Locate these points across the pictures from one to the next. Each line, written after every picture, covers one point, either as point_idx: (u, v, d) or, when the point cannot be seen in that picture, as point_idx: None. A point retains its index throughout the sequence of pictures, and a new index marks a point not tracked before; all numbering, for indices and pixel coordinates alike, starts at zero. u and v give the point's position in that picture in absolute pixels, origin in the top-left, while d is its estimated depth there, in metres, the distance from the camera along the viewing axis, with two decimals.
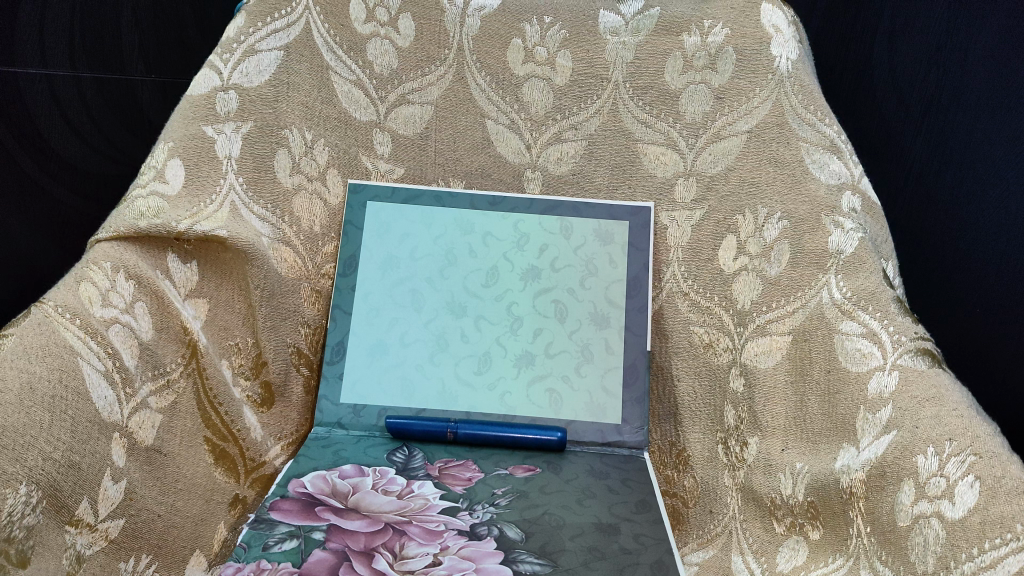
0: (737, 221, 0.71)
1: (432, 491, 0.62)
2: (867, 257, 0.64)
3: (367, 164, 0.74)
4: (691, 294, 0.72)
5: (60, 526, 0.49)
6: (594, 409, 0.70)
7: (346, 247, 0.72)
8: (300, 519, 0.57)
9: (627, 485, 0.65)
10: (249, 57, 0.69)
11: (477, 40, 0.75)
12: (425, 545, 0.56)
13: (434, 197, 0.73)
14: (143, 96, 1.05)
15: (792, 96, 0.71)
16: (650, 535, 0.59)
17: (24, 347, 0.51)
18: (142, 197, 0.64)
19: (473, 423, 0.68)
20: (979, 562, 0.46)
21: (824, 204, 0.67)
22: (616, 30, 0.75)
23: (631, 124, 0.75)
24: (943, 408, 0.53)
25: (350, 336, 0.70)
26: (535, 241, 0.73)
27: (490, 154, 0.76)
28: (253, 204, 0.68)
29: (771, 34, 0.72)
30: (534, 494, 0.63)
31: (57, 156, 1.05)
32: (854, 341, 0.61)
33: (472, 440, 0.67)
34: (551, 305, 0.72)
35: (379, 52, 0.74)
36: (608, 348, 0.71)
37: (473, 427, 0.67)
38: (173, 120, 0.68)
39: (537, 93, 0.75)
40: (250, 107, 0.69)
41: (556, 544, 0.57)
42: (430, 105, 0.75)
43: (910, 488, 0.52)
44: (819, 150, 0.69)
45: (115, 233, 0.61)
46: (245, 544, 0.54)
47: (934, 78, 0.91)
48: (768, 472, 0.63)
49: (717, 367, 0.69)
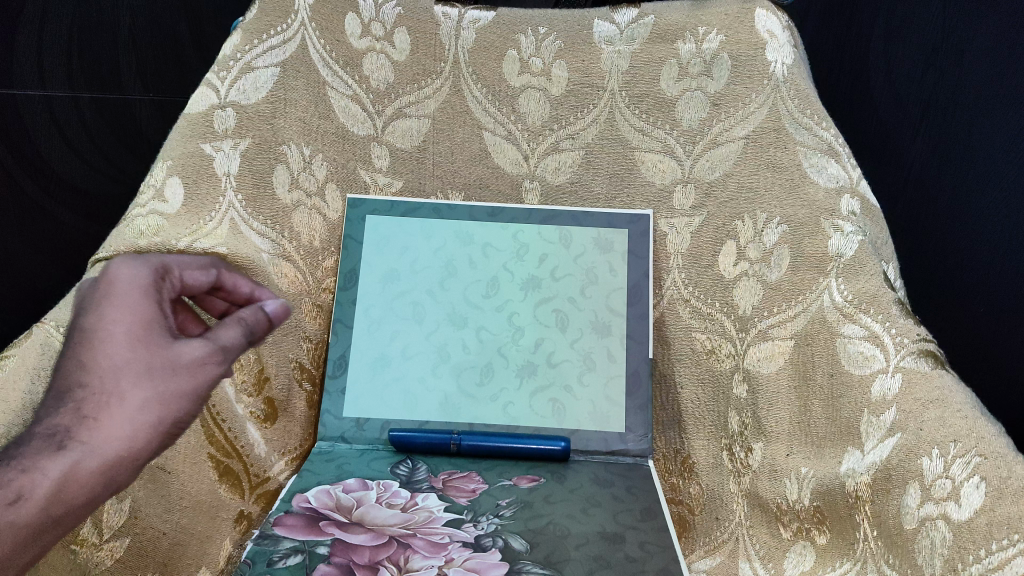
0: (736, 226, 0.71)
1: (437, 503, 0.62)
2: (869, 260, 0.63)
3: (366, 178, 0.75)
4: (692, 300, 0.72)
5: (64, 545, 0.51)
6: (598, 418, 0.70)
7: (346, 261, 0.72)
8: (304, 533, 0.57)
9: (632, 493, 0.65)
10: (246, 75, 0.69)
11: (472, 52, 0.76)
12: (430, 558, 0.55)
13: (432, 209, 0.74)
14: (141, 115, 1.06)
15: (789, 100, 0.70)
16: (656, 543, 0.59)
17: (27, 367, 0.52)
18: (141, 215, 0.64)
19: (476, 434, 0.68)
20: (987, 564, 0.46)
21: (823, 208, 0.66)
22: (610, 39, 0.76)
23: (627, 132, 0.75)
24: (948, 409, 0.53)
25: (352, 349, 0.70)
26: (535, 250, 0.73)
27: (488, 166, 0.76)
28: (252, 220, 0.68)
29: (766, 40, 0.72)
30: (539, 504, 0.62)
31: (58, 176, 1.05)
32: (856, 344, 0.61)
33: (478, 449, 0.67)
34: (551, 314, 0.72)
35: (375, 67, 0.75)
36: (610, 357, 0.71)
37: (477, 438, 0.67)
38: (172, 139, 0.69)
39: (533, 104, 0.76)
40: (248, 124, 0.69)
41: (561, 554, 0.57)
42: (427, 118, 0.76)
43: (915, 490, 0.52)
44: (817, 154, 0.68)
45: (115, 252, 0.61)
46: (249, 560, 0.54)
47: (931, 79, 0.93)
48: (773, 477, 0.63)
49: (719, 373, 0.69)
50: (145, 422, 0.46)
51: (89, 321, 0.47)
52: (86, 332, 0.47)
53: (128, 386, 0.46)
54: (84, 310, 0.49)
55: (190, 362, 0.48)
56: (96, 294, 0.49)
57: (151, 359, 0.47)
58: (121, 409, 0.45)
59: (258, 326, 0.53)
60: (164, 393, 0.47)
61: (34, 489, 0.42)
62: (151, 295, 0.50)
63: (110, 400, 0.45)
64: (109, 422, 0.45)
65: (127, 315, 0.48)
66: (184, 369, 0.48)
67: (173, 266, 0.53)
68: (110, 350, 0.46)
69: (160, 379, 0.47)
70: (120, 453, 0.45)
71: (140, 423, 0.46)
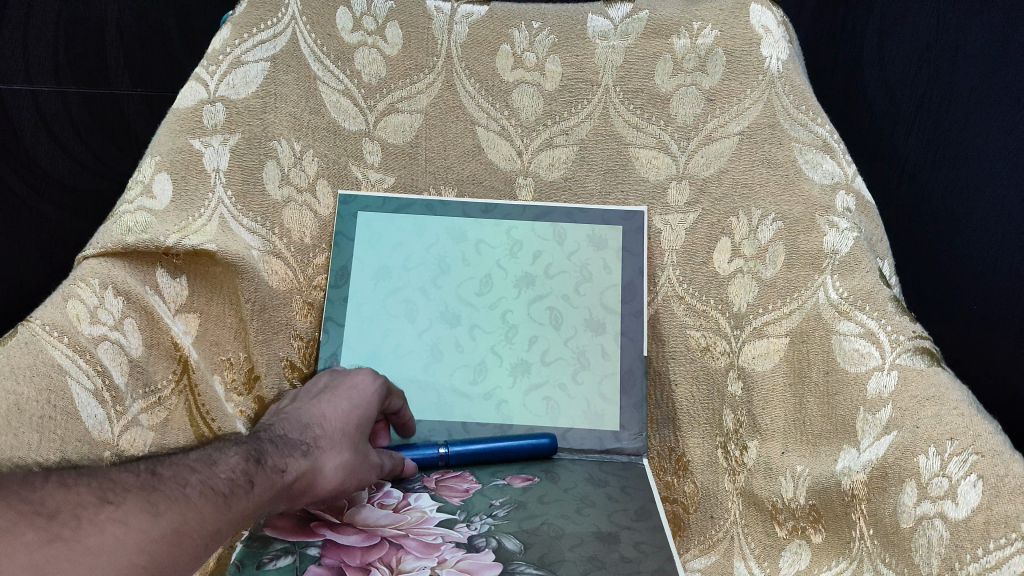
0: (732, 223, 0.70)
1: (429, 503, 0.61)
2: (864, 257, 0.62)
3: (357, 174, 0.74)
4: (686, 297, 0.71)
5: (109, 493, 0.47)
6: (592, 416, 0.69)
7: (338, 258, 0.72)
8: (295, 534, 0.56)
9: (627, 492, 0.64)
10: (236, 69, 0.68)
11: (464, 47, 0.75)
12: (422, 559, 0.55)
13: (424, 205, 0.73)
14: (130, 110, 1.05)
15: (784, 96, 0.69)
16: (651, 543, 0.58)
17: (13, 367, 0.50)
18: (129, 212, 0.63)
19: (460, 442, 0.66)
20: (984, 563, 0.46)
21: (818, 204, 0.65)
22: (605, 34, 0.75)
23: (621, 128, 0.74)
24: (944, 406, 0.53)
25: (344, 348, 0.70)
26: (528, 248, 0.73)
27: (481, 162, 0.75)
28: (242, 217, 0.67)
29: (761, 35, 0.71)
30: (532, 504, 0.62)
31: (45, 174, 1.04)
32: (852, 342, 0.60)
33: (468, 454, 0.66)
34: (545, 311, 0.72)
35: (367, 61, 0.73)
36: (605, 355, 0.70)
37: (467, 445, 0.66)
38: (159, 134, 0.67)
39: (527, 99, 0.75)
40: (237, 119, 0.68)
41: (556, 555, 0.56)
42: (419, 114, 0.75)
43: (912, 489, 0.52)
44: (812, 150, 0.68)
45: (103, 250, 0.60)
46: (239, 562, 0.54)
47: (924, 76, 0.92)
48: (768, 475, 0.63)
49: (714, 370, 0.69)
50: (335, 478, 0.52)
51: (333, 400, 0.57)
52: (325, 401, 0.56)
53: (340, 448, 0.53)
54: (327, 386, 0.59)
55: (375, 462, 0.56)
56: (339, 386, 0.59)
57: (358, 444, 0.55)
58: (331, 458, 0.51)
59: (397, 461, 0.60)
60: (353, 472, 0.53)
61: (286, 470, 0.48)
62: (378, 403, 0.59)
63: (326, 444, 0.52)
64: (326, 463, 0.51)
65: (361, 403, 0.58)
66: (365, 466, 0.54)
67: (392, 392, 0.63)
68: (341, 416, 0.55)
69: (357, 457, 0.54)
70: (317, 490, 0.50)
71: (333, 478, 0.51)
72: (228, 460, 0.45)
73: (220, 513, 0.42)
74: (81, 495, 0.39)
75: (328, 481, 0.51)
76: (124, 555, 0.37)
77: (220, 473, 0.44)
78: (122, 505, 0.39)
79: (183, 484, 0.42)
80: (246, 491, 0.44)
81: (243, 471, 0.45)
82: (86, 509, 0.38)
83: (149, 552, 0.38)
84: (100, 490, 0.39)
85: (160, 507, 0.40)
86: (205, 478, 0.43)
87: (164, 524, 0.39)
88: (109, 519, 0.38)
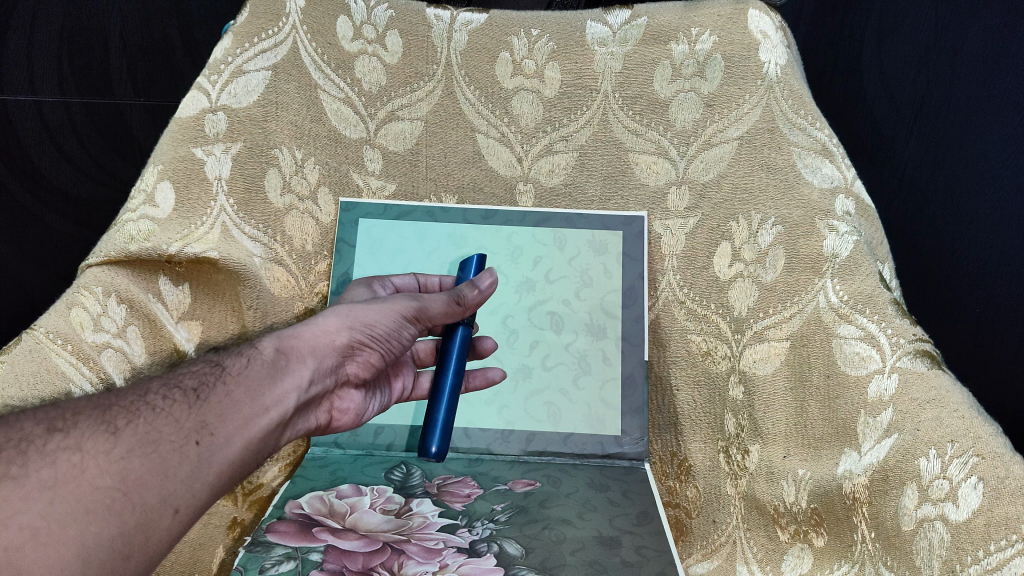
0: (731, 228, 0.69)
1: (431, 508, 0.62)
2: (864, 260, 0.63)
3: (359, 181, 0.74)
4: (687, 302, 0.71)
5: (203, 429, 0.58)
6: (593, 421, 0.69)
7: (339, 265, 0.72)
8: (298, 540, 0.57)
9: (628, 497, 0.64)
10: (237, 78, 0.69)
11: (465, 54, 0.75)
12: (424, 563, 0.56)
13: (425, 212, 0.74)
14: (133, 119, 1.05)
15: (783, 101, 0.70)
16: (652, 548, 0.59)
17: (16, 375, 0.53)
18: (131, 220, 0.63)
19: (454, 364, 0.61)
20: (985, 565, 0.47)
21: (818, 208, 0.66)
22: (604, 40, 0.75)
23: (621, 133, 0.74)
24: (945, 409, 0.53)
25: None
26: (529, 253, 0.73)
27: (481, 168, 0.75)
28: (244, 225, 0.67)
29: (759, 40, 0.72)
30: (534, 509, 0.62)
31: (49, 183, 1.05)
32: (852, 345, 0.60)
33: (468, 343, 0.63)
34: (546, 316, 0.72)
35: (368, 69, 0.74)
36: (605, 359, 0.71)
37: (458, 342, 0.62)
38: (161, 143, 0.67)
39: (527, 105, 0.75)
40: (238, 127, 0.68)
41: (557, 559, 0.57)
42: (420, 121, 0.75)
43: (913, 491, 0.53)
44: (811, 154, 0.68)
45: (105, 258, 0.60)
46: (241, 567, 0.54)
47: (923, 81, 0.94)
48: (770, 479, 0.63)
49: (716, 375, 0.68)
50: (330, 330, 0.57)
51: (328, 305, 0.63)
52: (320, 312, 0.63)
53: (317, 318, 0.58)
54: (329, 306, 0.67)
55: (382, 301, 0.59)
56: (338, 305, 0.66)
57: (337, 308, 0.59)
58: (304, 329, 0.57)
59: (470, 293, 0.60)
60: (344, 317, 0.58)
61: (260, 349, 0.54)
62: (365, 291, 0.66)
63: (310, 320, 0.58)
64: (309, 329, 0.57)
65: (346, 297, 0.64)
66: (356, 310, 0.58)
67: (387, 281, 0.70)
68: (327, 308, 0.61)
69: (345, 309, 0.58)
70: (312, 348, 0.56)
71: (324, 333, 0.57)
72: (190, 372, 0.52)
73: (187, 414, 0.48)
74: (28, 429, 0.45)
75: (313, 338, 0.56)
76: (84, 480, 0.42)
77: (177, 386, 0.50)
78: (70, 434, 0.45)
79: (139, 403, 0.48)
80: (215, 385, 0.51)
81: (208, 375, 0.52)
82: (36, 441, 0.44)
83: (115, 469, 0.43)
84: (47, 423, 0.45)
85: (117, 427, 0.46)
86: (166, 387, 0.50)
87: (123, 441, 0.45)
88: (59, 449, 0.44)
